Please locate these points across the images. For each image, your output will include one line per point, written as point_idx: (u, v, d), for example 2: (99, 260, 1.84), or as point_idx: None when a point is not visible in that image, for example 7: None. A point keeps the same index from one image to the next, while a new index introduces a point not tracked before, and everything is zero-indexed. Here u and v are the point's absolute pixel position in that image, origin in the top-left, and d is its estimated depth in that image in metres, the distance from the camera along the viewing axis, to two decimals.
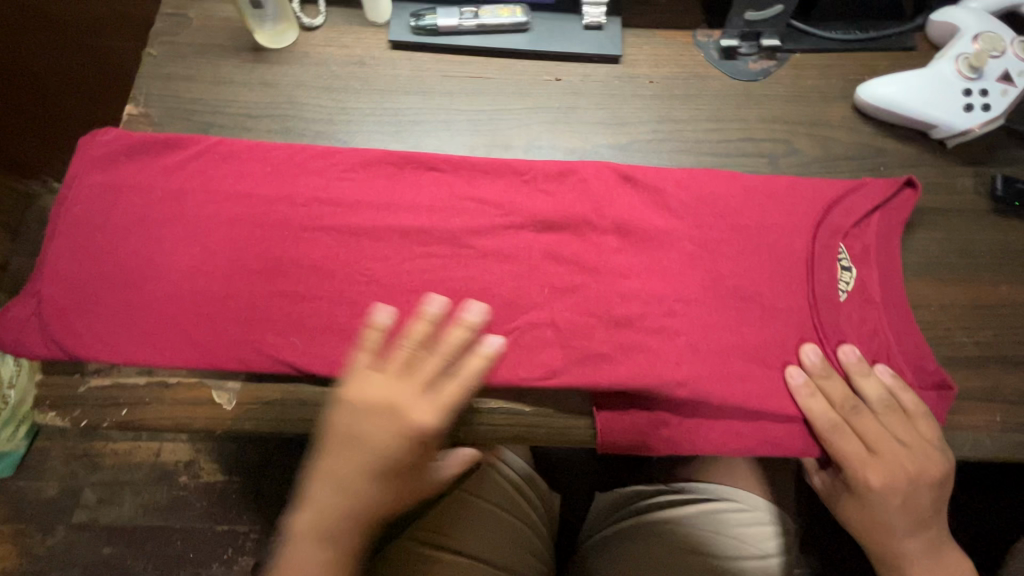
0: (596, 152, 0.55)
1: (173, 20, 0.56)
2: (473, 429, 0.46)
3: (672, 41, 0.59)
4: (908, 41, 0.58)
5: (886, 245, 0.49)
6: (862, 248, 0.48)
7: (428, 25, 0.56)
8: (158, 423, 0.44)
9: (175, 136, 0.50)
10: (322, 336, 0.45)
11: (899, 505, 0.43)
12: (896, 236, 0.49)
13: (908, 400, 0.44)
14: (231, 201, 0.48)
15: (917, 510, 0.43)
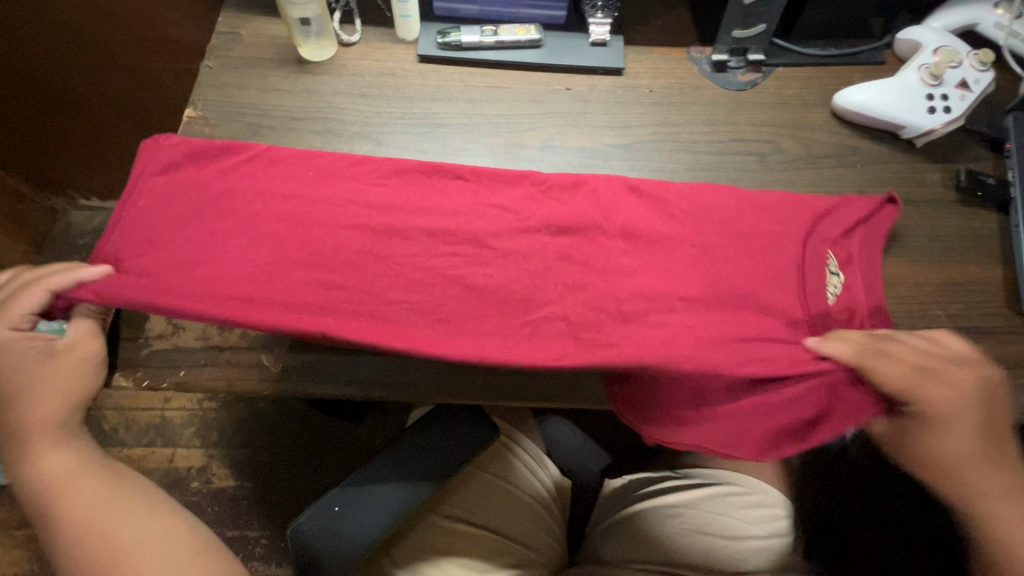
0: (602, 151, 0.61)
1: (227, 37, 0.63)
2: (495, 394, 0.51)
3: (668, 57, 0.67)
4: (878, 56, 0.66)
5: (870, 255, 0.53)
6: (848, 255, 0.53)
7: (453, 41, 0.63)
8: (211, 384, 0.49)
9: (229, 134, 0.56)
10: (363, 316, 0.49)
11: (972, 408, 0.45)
12: (877, 247, 0.54)
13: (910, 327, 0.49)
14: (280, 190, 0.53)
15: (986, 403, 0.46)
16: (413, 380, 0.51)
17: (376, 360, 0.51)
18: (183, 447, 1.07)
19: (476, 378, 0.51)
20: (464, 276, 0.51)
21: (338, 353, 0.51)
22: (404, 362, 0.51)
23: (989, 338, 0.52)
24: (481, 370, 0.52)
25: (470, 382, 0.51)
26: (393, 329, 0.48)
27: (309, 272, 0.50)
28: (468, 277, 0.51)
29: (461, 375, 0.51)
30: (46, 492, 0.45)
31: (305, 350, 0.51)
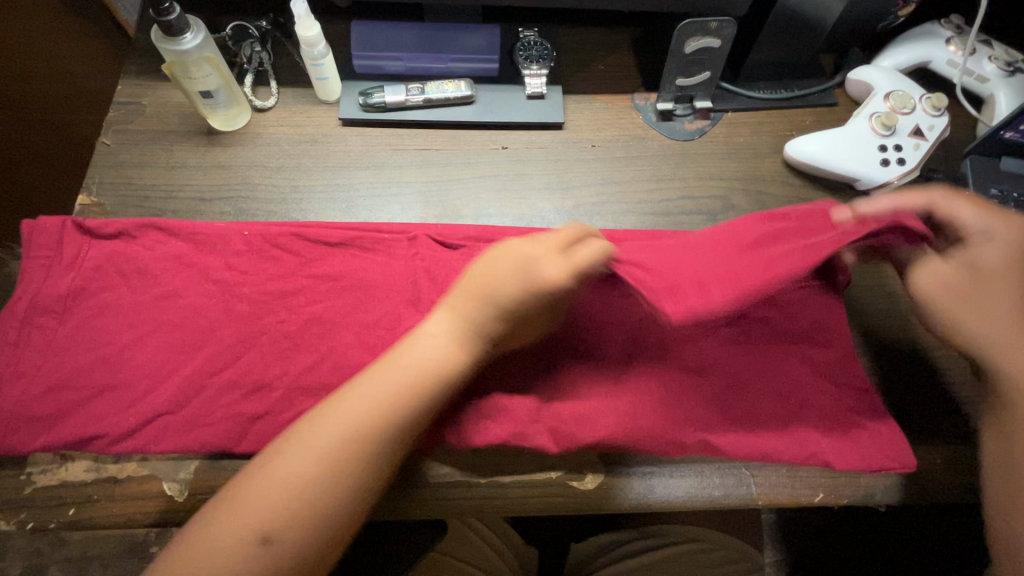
0: (542, 218, 0.57)
1: (127, 109, 0.58)
2: (429, 505, 0.46)
3: (611, 106, 0.62)
4: (829, 97, 0.62)
5: (838, 360, 0.48)
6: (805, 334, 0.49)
7: (377, 102, 0.58)
8: (108, 520, 0.43)
9: (130, 224, 0.51)
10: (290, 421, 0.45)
11: None
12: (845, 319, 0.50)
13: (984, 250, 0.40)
14: (189, 289, 0.49)
15: None
16: None
17: None
18: None
19: (411, 492, 0.46)
20: None
21: (252, 469, 0.45)
22: None
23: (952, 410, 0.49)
24: (417, 481, 0.46)
25: (404, 497, 0.46)
26: None
27: (222, 383, 0.46)
28: None
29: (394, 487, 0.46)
30: None
31: (214, 471, 0.45)
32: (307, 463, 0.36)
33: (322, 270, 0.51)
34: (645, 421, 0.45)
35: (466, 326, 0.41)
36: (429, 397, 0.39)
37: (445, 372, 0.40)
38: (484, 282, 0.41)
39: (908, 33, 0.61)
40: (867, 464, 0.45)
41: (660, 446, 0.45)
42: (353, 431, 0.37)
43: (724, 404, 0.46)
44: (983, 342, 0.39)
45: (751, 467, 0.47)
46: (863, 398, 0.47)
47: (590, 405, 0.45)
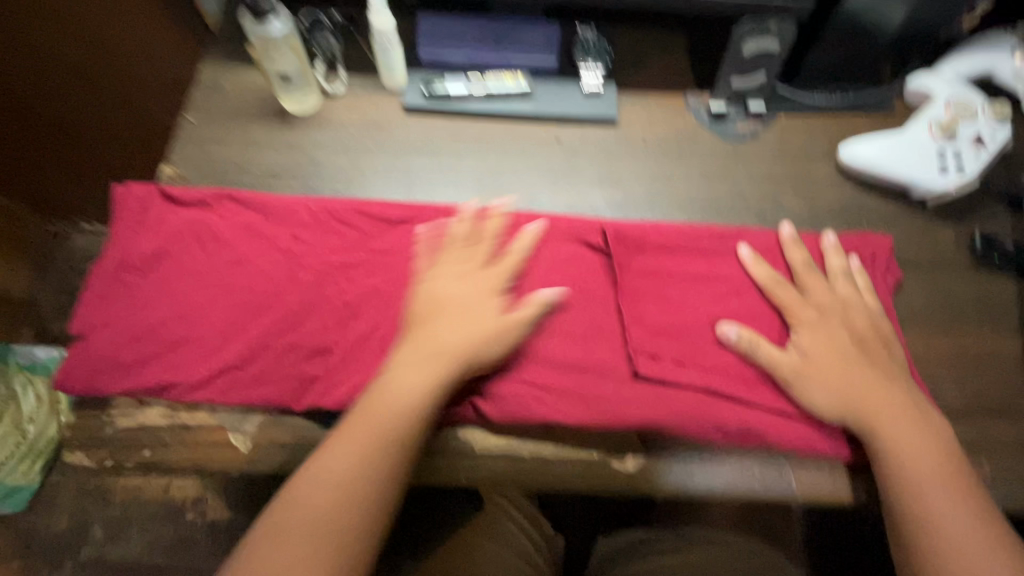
0: (593, 209, 0.58)
1: (209, 90, 0.62)
2: (474, 474, 0.49)
3: (665, 104, 0.64)
4: (886, 104, 0.62)
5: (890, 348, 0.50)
6: None
7: (440, 92, 0.61)
8: (178, 463, 0.47)
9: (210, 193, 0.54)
10: (345, 385, 0.48)
11: (896, 374, 0.46)
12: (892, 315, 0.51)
13: (807, 345, 0.47)
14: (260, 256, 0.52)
15: (898, 374, 0.46)
16: None
17: None
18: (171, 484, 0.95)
19: (457, 460, 0.48)
20: None
21: (310, 427, 0.48)
22: None
23: (1005, 420, 0.48)
24: (464, 450, 0.48)
25: (449, 464, 0.48)
26: None
27: (284, 345, 0.49)
28: None
29: (441, 455, 0.48)
30: None
31: (275, 426, 0.48)
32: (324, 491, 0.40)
33: (384, 248, 0.53)
34: (682, 409, 0.46)
35: (439, 371, 0.45)
36: (411, 435, 0.43)
37: (398, 417, 0.43)
38: (416, 368, 0.45)
39: (970, 44, 0.61)
40: None
41: (702, 430, 0.46)
42: (364, 462, 0.41)
43: (769, 395, 0.47)
44: (845, 413, 0.45)
45: (792, 462, 0.48)
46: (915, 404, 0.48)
47: (638, 393, 0.47)
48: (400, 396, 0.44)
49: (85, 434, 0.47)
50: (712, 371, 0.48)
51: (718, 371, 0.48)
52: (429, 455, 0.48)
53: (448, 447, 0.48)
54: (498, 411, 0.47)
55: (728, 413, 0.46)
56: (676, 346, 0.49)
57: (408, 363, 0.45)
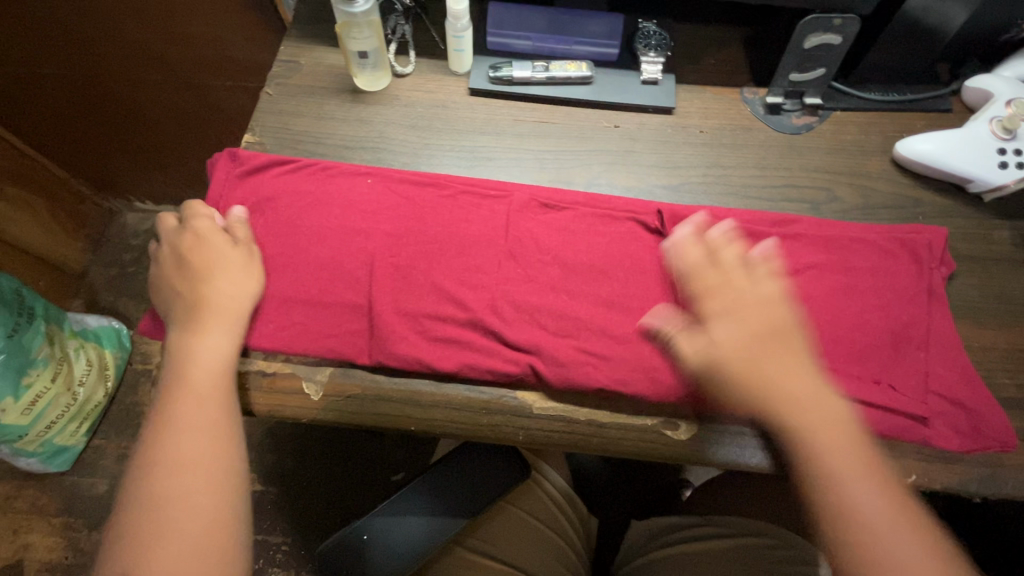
0: (649, 192, 0.60)
1: (287, 66, 0.66)
2: (533, 434, 0.50)
3: (721, 96, 0.66)
4: (944, 103, 0.63)
5: (942, 334, 0.51)
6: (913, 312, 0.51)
7: (505, 76, 0.64)
8: (254, 407, 0.50)
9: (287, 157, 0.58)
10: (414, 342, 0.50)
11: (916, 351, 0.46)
12: (945, 304, 0.52)
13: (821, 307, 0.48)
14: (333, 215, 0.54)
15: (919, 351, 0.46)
16: (454, 415, 0.50)
17: (415, 389, 0.50)
18: None
19: (515, 420, 0.50)
20: (505, 311, 0.51)
21: (377, 381, 0.50)
22: (445, 395, 0.50)
23: None
24: (523, 411, 0.50)
25: (508, 424, 0.50)
26: (438, 359, 0.49)
27: (356, 302, 0.51)
28: (510, 313, 0.51)
29: (501, 414, 0.50)
30: (156, 460, 0.42)
31: (345, 378, 0.50)
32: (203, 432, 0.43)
33: (450, 215, 0.56)
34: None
35: (231, 316, 0.48)
36: (226, 383, 0.46)
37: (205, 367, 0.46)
38: (234, 308, 0.48)
39: None
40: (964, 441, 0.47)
41: None
42: (216, 414, 0.45)
43: (825, 371, 0.48)
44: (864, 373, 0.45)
45: None
46: (963, 382, 0.49)
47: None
48: (219, 352, 0.47)
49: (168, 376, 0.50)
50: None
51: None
52: (489, 414, 0.50)
53: (507, 408, 0.50)
54: (559, 375, 0.49)
55: None
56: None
57: (221, 323, 0.48)
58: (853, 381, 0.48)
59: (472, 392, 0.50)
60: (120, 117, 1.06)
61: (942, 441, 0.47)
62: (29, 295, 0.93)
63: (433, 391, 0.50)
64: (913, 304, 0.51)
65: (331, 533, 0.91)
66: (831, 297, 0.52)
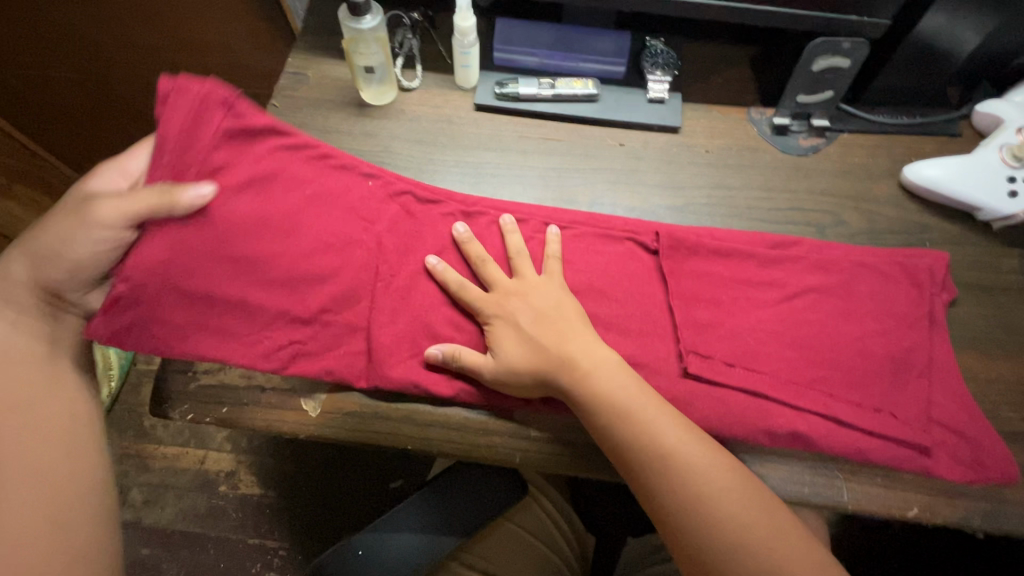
0: (653, 212, 0.60)
1: (295, 78, 0.66)
2: (528, 456, 0.50)
3: (727, 116, 0.65)
4: (954, 128, 0.62)
5: (947, 364, 0.50)
6: (916, 341, 0.50)
7: (511, 92, 0.64)
8: (251, 422, 0.49)
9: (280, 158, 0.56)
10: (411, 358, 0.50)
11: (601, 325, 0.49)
12: (949, 333, 0.52)
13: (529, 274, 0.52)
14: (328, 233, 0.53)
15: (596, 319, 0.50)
16: (450, 435, 0.50)
17: (412, 408, 0.50)
18: (215, 450, 0.97)
19: (511, 442, 0.50)
20: None
21: (375, 398, 0.51)
22: (442, 415, 0.50)
23: None
24: (519, 433, 0.50)
25: (504, 445, 0.50)
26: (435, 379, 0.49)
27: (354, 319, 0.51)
28: None
29: (497, 435, 0.50)
30: None
31: (344, 395, 0.50)
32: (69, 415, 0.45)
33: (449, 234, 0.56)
34: (737, 408, 0.47)
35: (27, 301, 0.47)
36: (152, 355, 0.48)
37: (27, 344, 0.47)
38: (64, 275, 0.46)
39: None
40: (970, 473, 0.46)
41: (755, 431, 0.47)
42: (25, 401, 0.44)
43: (821, 398, 0.48)
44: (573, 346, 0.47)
45: (844, 472, 0.48)
46: (963, 412, 0.48)
47: (694, 391, 0.48)
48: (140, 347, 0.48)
49: (168, 389, 0.50)
50: (765, 374, 0.49)
51: (771, 374, 0.49)
52: (485, 435, 0.50)
53: (504, 429, 0.50)
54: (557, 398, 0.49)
55: (782, 417, 0.47)
56: (727, 349, 0.50)
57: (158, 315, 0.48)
58: (849, 409, 0.48)
59: (469, 413, 0.50)
60: (130, 120, 1.07)
61: (942, 472, 0.46)
62: None
63: (427, 410, 0.50)
64: (912, 331, 0.51)
65: (327, 541, 0.91)
66: (827, 324, 0.51)
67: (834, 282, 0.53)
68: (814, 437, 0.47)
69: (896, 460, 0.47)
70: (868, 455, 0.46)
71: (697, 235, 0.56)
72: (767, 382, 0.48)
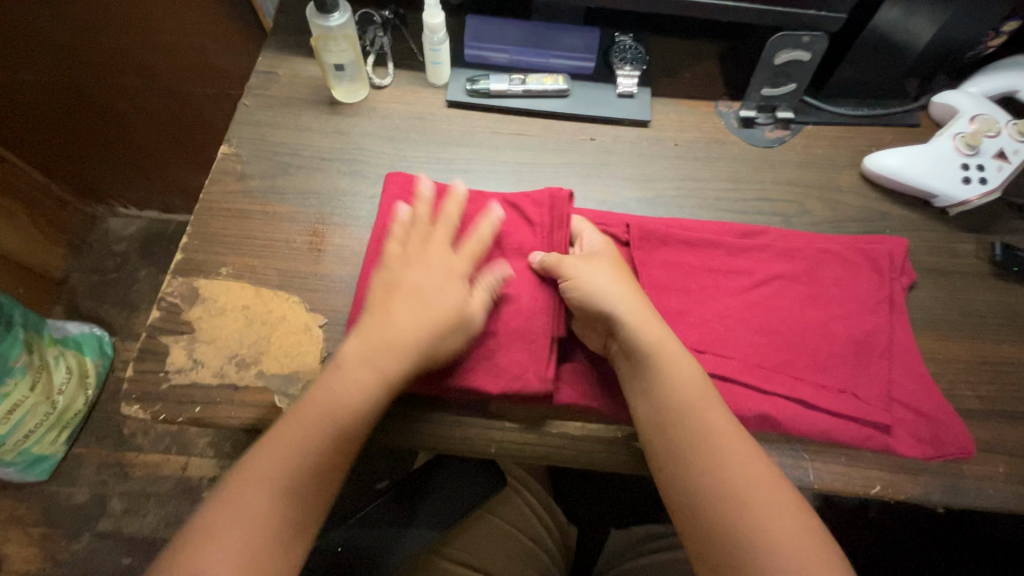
0: (624, 204, 0.61)
1: (265, 77, 0.66)
2: (503, 445, 0.50)
3: (695, 110, 0.67)
4: (912, 118, 0.64)
5: (906, 344, 0.52)
6: (876, 324, 0.52)
7: (482, 89, 0.64)
8: (225, 421, 0.49)
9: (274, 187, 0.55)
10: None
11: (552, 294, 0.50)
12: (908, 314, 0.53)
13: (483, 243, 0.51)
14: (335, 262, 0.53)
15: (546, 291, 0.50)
16: (424, 427, 0.50)
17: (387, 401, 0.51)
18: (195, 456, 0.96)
19: (485, 433, 0.50)
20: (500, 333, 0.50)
21: None
22: (417, 408, 0.51)
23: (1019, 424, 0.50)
24: (493, 424, 0.50)
25: (479, 437, 0.50)
26: None
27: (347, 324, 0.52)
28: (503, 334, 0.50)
29: (471, 427, 0.50)
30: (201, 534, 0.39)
31: None
32: (261, 486, 0.40)
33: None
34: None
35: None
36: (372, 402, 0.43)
37: (353, 415, 0.43)
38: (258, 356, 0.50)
39: (995, 64, 0.63)
40: (926, 449, 0.48)
41: None
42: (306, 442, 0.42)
43: (787, 381, 0.49)
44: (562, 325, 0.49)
45: (810, 453, 0.49)
46: (921, 390, 0.50)
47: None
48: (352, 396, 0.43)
49: (139, 390, 0.50)
50: (732, 359, 0.50)
51: (739, 358, 0.50)
52: (459, 427, 0.50)
53: (478, 421, 0.50)
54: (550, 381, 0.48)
55: (749, 400, 0.48)
56: (696, 335, 0.51)
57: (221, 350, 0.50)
58: (812, 390, 0.49)
59: (442, 407, 0.51)
60: (102, 124, 1.06)
61: (901, 448, 0.48)
62: (5, 302, 0.91)
63: (403, 402, 0.51)
64: (872, 314, 0.52)
65: None
66: (792, 308, 0.53)
67: (798, 268, 0.55)
68: (780, 419, 0.48)
69: (859, 438, 0.48)
70: (832, 435, 0.48)
71: (666, 225, 0.57)
72: (733, 366, 0.49)
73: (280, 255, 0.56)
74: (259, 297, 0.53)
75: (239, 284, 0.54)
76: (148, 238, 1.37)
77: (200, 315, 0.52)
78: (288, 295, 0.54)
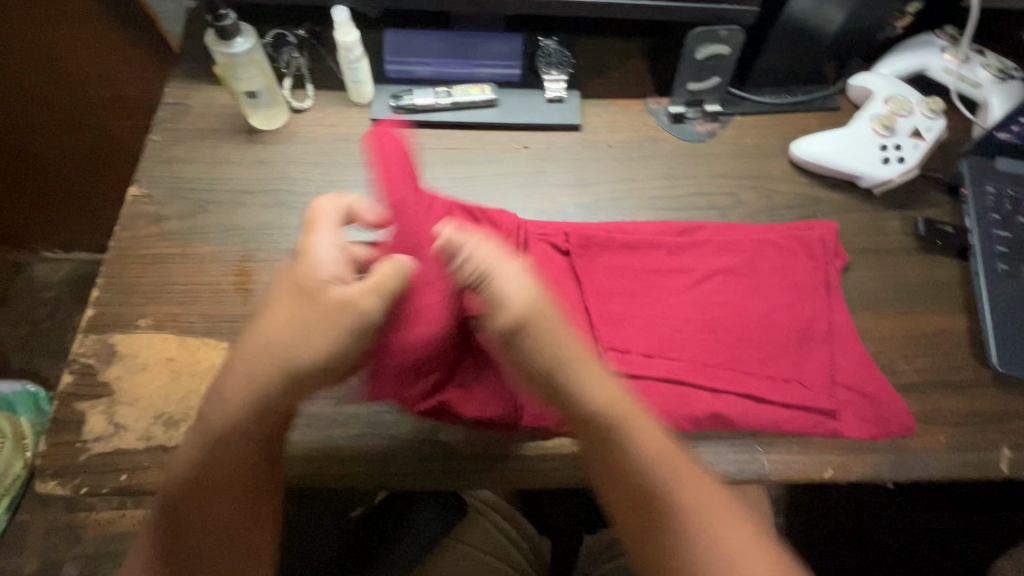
0: (562, 212, 0.60)
1: (175, 109, 0.62)
2: (461, 477, 0.48)
3: (627, 109, 0.66)
4: (832, 102, 0.66)
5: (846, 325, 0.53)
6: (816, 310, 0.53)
7: (408, 104, 0.62)
8: (156, 487, 0.45)
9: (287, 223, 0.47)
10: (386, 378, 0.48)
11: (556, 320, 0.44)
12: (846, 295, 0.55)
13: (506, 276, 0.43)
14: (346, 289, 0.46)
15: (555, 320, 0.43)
16: (375, 466, 0.48)
17: (334, 444, 0.48)
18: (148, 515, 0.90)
19: (439, 464, 0.48)
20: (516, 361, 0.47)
21: (293, 441, 0.48)
22: (365, 447, 0.48)
23: (955, 392, 0.51)
24: (446, 454, 0.48)
25: (433, 468, 0.48)
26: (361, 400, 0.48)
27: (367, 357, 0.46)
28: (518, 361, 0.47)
29: (424, 460, 0.48)
30: None
31: None
32: (229, 449, 0.41)
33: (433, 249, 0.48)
34: (657, 399, 0.48)
35: None
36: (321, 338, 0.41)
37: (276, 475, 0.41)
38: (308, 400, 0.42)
39: (905, 44, 0.65)
40: (871, 429, 0.49)
41: (676, 420, 0.48)
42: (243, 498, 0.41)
43: (736, 377, 0.49)
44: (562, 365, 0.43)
45: (765, 445, 0.49)
46: (865, 367, 0.51)
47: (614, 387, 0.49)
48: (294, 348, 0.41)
49: (55, 464, 0.45)
50: (682, 360, 0.50)
51: (688, 360, 0.50)
52: (410, 462, 0.48)
53: (432, 452, 0.48)
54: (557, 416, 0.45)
55: (699, 403, 0.48)
56: (644, 340, 0.51)
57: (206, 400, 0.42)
58: (762, 383, 0.49)
59: (391, 443, 0.48)
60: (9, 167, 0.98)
61: (847, 427, 0.49)
62: None
63: (353, 444, 0.48)
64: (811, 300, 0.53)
65: None
66: (735, 301, 0.53)
67: (739, 258, 0.55)
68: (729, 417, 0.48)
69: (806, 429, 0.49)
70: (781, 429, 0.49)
71: (607, 229, 0.57)
72: (682, 368, 0.49)
73: (204, 300, 0.52)
74: (185, 348, 0.50)
75: (161, 336, 0.50)
76: (78, 280, 1.28)
77: (120, 374, 0.49)
78: (216, 343, 0.50)
